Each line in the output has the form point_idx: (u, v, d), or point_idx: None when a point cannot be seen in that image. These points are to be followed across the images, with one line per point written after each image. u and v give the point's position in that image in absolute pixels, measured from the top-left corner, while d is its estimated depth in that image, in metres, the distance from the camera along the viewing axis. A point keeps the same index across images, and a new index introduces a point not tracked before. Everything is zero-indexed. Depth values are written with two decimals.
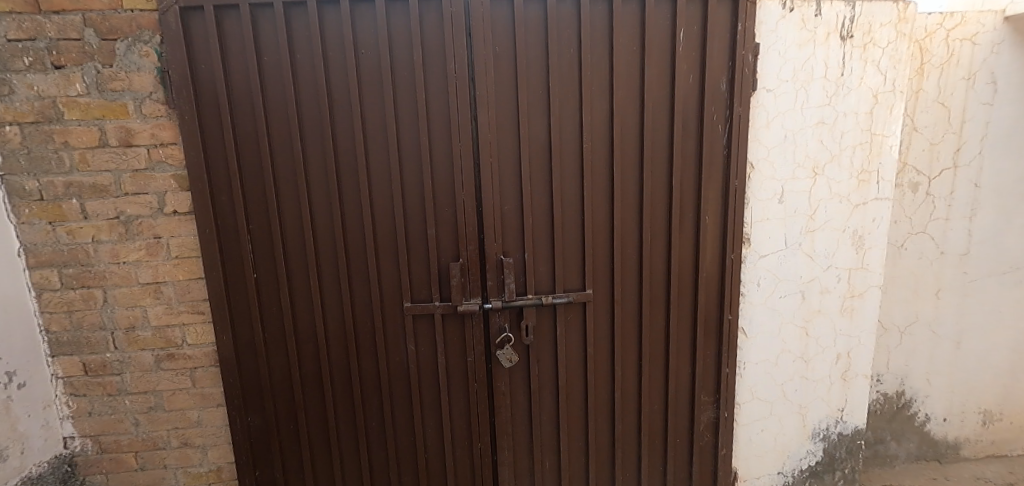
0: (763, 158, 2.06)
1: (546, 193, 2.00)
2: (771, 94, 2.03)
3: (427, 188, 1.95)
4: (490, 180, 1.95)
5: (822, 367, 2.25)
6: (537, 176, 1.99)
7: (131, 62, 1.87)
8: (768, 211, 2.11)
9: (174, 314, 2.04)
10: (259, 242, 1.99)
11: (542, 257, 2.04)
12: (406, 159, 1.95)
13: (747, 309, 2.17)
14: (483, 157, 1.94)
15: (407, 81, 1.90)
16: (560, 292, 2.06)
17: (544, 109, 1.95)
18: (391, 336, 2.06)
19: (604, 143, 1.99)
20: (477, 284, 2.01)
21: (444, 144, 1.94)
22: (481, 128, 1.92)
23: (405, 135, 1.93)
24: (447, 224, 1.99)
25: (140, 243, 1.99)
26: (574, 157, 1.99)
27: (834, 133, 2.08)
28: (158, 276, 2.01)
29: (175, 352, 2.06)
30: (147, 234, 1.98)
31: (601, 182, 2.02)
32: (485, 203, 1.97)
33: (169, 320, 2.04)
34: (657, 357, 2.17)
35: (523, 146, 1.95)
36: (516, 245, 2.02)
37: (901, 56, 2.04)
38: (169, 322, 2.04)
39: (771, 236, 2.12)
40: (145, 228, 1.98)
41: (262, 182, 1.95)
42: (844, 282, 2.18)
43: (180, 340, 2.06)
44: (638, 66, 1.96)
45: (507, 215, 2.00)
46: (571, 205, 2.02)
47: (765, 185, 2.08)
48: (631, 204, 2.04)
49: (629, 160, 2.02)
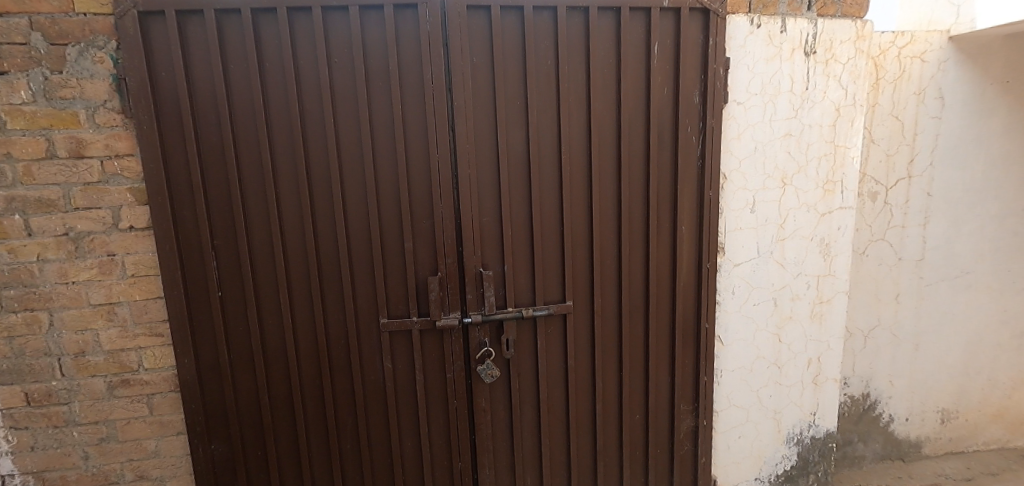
0: (735, 169, 2.11)
1: (525, 205, 1.98)
2: (741, 107, 2.08)
3: (405, 200, 1.90)
4: (469, 192, 1.92)
5: (795, 372, 2.30)
6: (516, 188, 1.97)
7: (84, 69, 1.76)
8: (741, 221, 2.15)
9: (130, 337, 1.90)
10: (224, 259, 1.89)
11: (522, 269, 2.02)
12: (382, 170, 1.89)
13: (722, 317, 2.20)
14: (462, 169, 1.90)
15: (383, 91, 1.85)
16: (540, 304, 2.03)
17: (522, 120, 1.94)
18: (366, 353, 1.98)
19: (582, 154, 1.99)
20: (456, 298, 1.96)
21: (421, 156, 1.90)
22: (459, 139, 1.89)
23: (381, 146, 1.88)
24: (425, 237, 1.94)
25: (92, 262, 1.85)
26: (552, 168, 1.98)
27: (801, 145, 2.15)
28: (112, 297, 1.88)
29: (131, 378, 1.92)
30: (100, 252, 1.85)
31: (580, 193, 2.01)
32: (464, 215, 1.93)
33: (124, 344, 1.91)
34: (637, 367, 2.17)
35: (502, 157, 1.93)
36: (495, 258, 1.99)
37: (860, 72, 2.13)
38: (124, 346, 1.91)
39: (744, 245, 2.17)
40: (98, 245, 1.85)
41: (228, 195, 1.85)
42: (813, 289, 2.25)
43: (137, 365, 1.92)
44: (614, 79, 1.98)
45: (486, 227, 1.96)
46: (550, 216, 2.01)
47: (737, 195, 2.13)
48: (609, 215, 2.05)
49: (607, 171, 2.02)
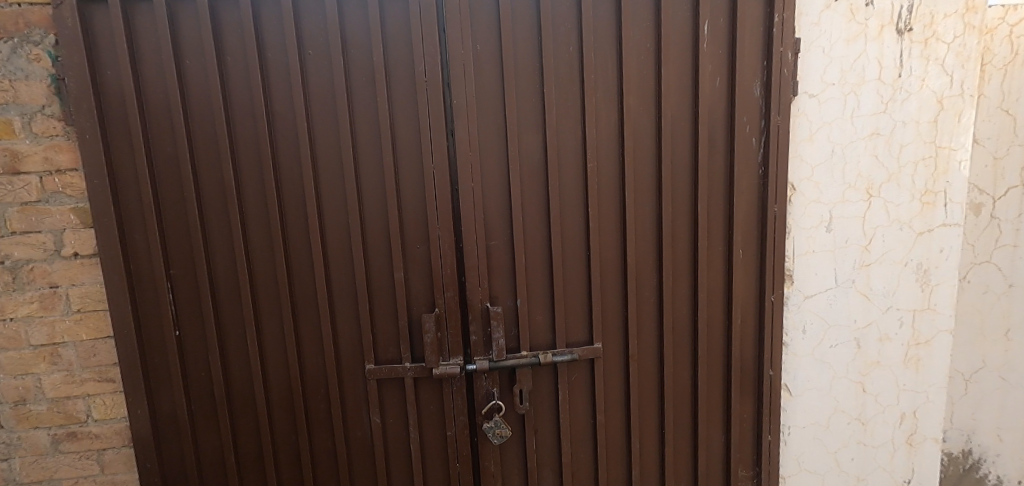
0: (806, 177, 1.70)
1: (543, 225, 1.62)
2: (814, 100, 1.66)
3: (393, 220, 1.55)
4: (473, 210, 1.56)
5: (883, 430, 1.84)
6: (531, 204, 1.60)
7: (18, 69, 1.49)
8: (814, 242, 1.73)
9: (76, 383, 1.62)
10: (182, 292, 1.59)
11: (539, 303, 1.65)
12: (367, 186, 1.56)
13: (790, 362, 1.78)
14: (463, 183, 1.55)
15: (367, 88, 1.52)
16: (562, 347, 1.65)
17: (539, 121, 1.58)
18: (350, 404, 1.65)
19: (613, 161, 1.61)
20: (458, 340, 1.60)
21: (415, 167, 1.55)
22: (460, 145, 1.54)
23: (365, 156, 1.55)
24: (420, 265, 1.59)
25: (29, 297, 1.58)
26: (576, 179, 1.61)
27: (891, 146, 1.71)
28: (54, 337, 1.60)
29: (79, 431, 1.64)
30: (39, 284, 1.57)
31: (611, 210, 1.63)
32: (467, 238, 1.57)
33: (71, 390, 1.62)
34: (683, 423, 1.76)
35: (513, 167, 1.56)
36: (506, 290, 1.62)
37: (969, 53, 1.67)
38: (71, 393, 1.62)
39: (818, 273, 1.74)
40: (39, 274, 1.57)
41: (185, 215, 1.55)
42: (907, 327, 1.79)
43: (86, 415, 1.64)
44: (653, 67, 1.59)
45: (496, 253, 1.60)
46: (574, 239, 1.63)
47: (808, 211, 1.71)
48: (647, 236, 1.66)
49: (645, 183, 1.63)
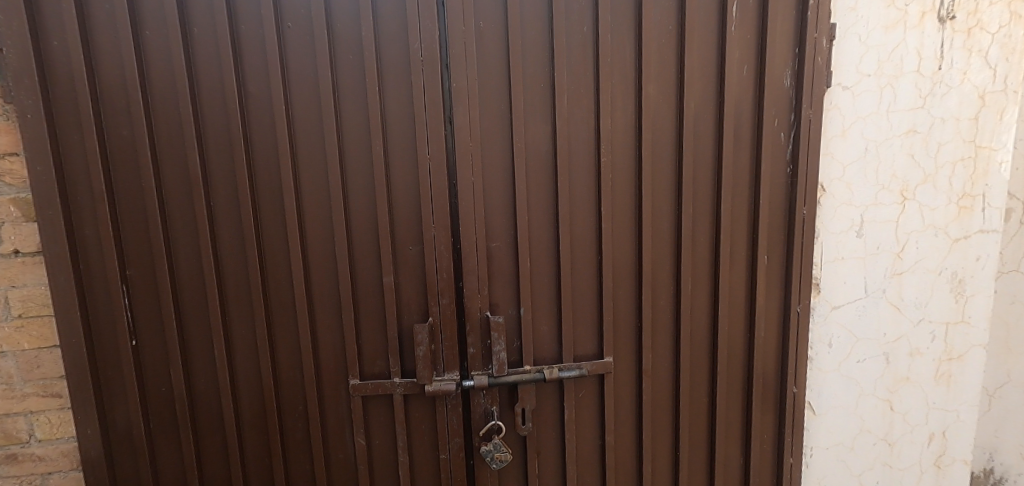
0: (837, 177, 1.55)
1: (550, 226, 1.45)
2: (848, 93, 1.52)
3: (382, 218, 1.38)
4: (472, 207, 1.39)
5: (911, 451, 1.71)
6: (537, 202, 1.44)
7: None
8: (844, 248, 1.59)
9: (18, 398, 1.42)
10: (140, 296, 1.39)
11: (544, 312, 1.48)
12: (353, 178, 1.38)
13: (815, 378, 1.64)
14: (462, 177, 1.38)
15: (354, 68, 1.34)
16: (569, 362, 1.49)
17: (548, 109, 1.41)
18: (332, 424, 1.47)
19: (629, 155, 1.45)
20: (454, 354, 1.43)
21: (408, 158, 1.38)
22: (459, 134, 1.37)
23: (351, 144, 1.37)
24: (412, 269, 1.42)
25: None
26: (588, 175, 1.45)
27: (929, 145, 1.57)
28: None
29: (20, 454, 1.44)
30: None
31: (625, 209, 1.47)
32: (465, 239, 1.40)
33: (9, 407, 1.42)
34: (699, 444, 1.61)
35: (518, 160, 1.40)
36: (508, 298, 1.46)
37: (1015, 45, 1.54)
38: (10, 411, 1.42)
39: (847, 281, 1.60)
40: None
41: (144, 209, 1.36)
42: (939, 341, 1.66)
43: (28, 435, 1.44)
44: (675, 51, 1.43)
45: (497, 256, 1.44)
46: (584, 242, 1.47)
47: (839, 214, 1.57)
48: (665, 240, 1.50)
49: (663, 181, 1.48)
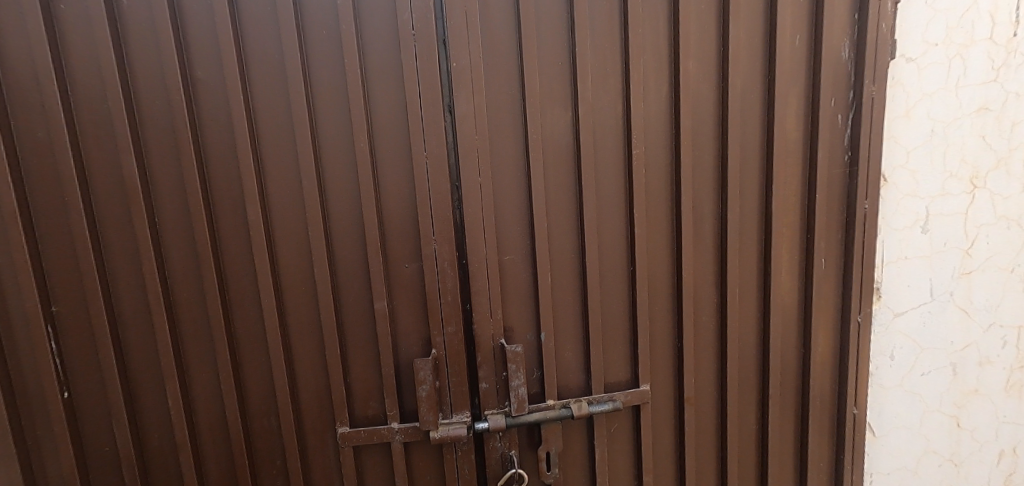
0: (900, 164, 1.33)
1: (573, 233, 1.22)
2: (913, 66, 1.30)
3: (371, 231, 1.12)
4: (480, 214, 1.15)
5: (979, 471, 1.51)
6: (557, 205, 1.20)
7: None
8: (908, 246, 1.37)
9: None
10: (71, 337, 1.12)
11: (568, 335, 1.25)
12: (333, 183, 1.12)
13: (875, 396, 1.43)
14: (468, 178, 1.14)
15: (330, 46, 1.09)
16: (599, 393, 1.26)
17: (568, 92, 1.17)
18: (319, 480, 1.22)
19: (664, 145, 1.22)
20: (463, 391, 1.19)
21: (399, 156, 1.13)
22: (462, 126, 1.12)
23: (328, 141, 1.11)
24: (410, 292, 1.17)
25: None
26: (616, 171, 1.21)
27: (1003, 124, 1.35)
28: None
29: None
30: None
31: (661, 210, 1.24)
32: (473, 253, 1.16)
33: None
34: (747, 476, 1.40)
35: (534, 155, 1.15)
36: (525, 320, 1.22)
37: None
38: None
39: (911, 284, 1.39)
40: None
41: (69, 229, 1.08)
42: (1012, 347, 1.46)
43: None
44: (715, 20, 1.20)
45: (511, 271, 1.20)
46: (614, 250, 1.24)
47: (903, 207, 1.35)
48: (707, 244, 1.27)
49: (705, 175, 1.24)
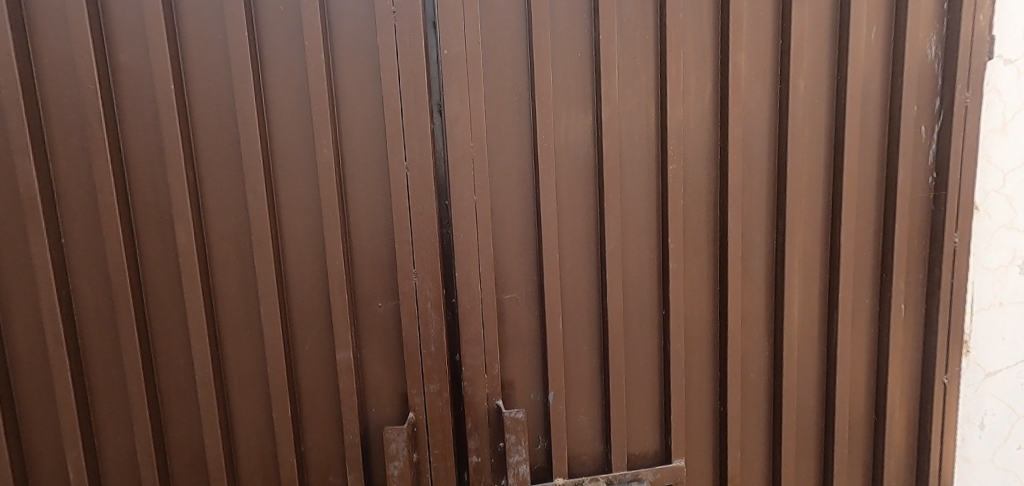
0: (993, 189, 1.07)
1: (592, 267, 0.97)
2: (1012, 68, 1.03)
3: (334, 261, 0.88)
4: (475, 243, 0.91)
5: None
6: (572, 232, 0.96)
7: None
8: (1004, 290, 1.10)
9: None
10: None
11: (582, 395, 1.00)
12: (288, 200, 0.88)
13: (961, 473, 1.16)
14: (460, 197, 0.90)
15: (288, 25, 0.85)
16: (620, 469, 1.00)
17: (588, 91, 0.94)
18: None
19: (707, 160, 0.98)
20: (448, 467, 0.94)
21: (374, 166, 0.89)
22: (454, 130, 0.89)
23: (282, 145, 0.87)
24: (383, 338, 0.92)
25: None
26: (648, 192, 0.97)
27: None
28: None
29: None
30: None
31: (701, 241, 0.99)
32: (464, 291, 0.92)
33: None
34: None
35: (543, 168, 0.91)
36: (529, 375, 0.98)
37: None
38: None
39: (1008, 337, 1.11)
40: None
41: None
42: None
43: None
44: (772, 6, 0.96)
45: (512, 313, 0.96)
46: (641, 289, 0.99)
47: (998, 242, 1.08)
48: (759, 284, 1.02)
49: (758, 198, 1.00)
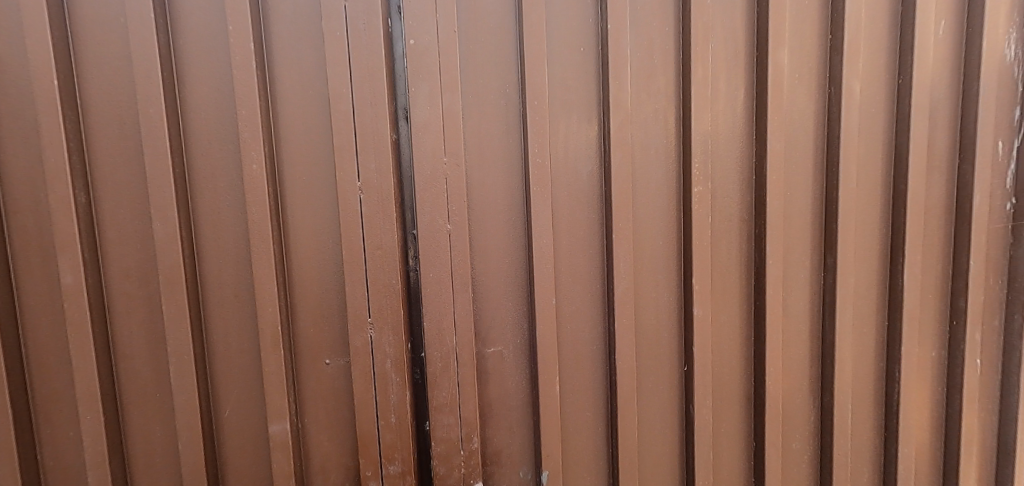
0: None
1: (596, 314, 0.78)
2: None
3: (267, 309, 0.69)
4: (450, 284, 0.72)
5: None
6: (571, 270, 0.76)
7: None
8: None
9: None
10: None
11: (583, 473, 0.80)
12: (209, 229, 0.68)
13: None
14: (431, 226, 0.71)
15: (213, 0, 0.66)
16: None
17: (592, 94, 0.75)
18: None
19: (738, 180, 0.79)
20: None
21: (320, 187, 0.69)
22: (423, 141, 0.70)
23: (202, 157, 0.67)
24: (330, 406, 0.73)
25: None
26: (668, 221, 0.78)
27: None
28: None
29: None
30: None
31: (732, 282, 0.80)
32: (435, 345, 0.73)
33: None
34: None
35: (537, 192, 0.73)
36: (518, 447, 0.78)
37: None
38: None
39: None
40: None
41: None
42: None
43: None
44: None
45: (496, 371, 0.76)
46: (659, 340, 0.80)
47: None
48: (802, 334, 0.83)
49: (802, 229, 0.80)
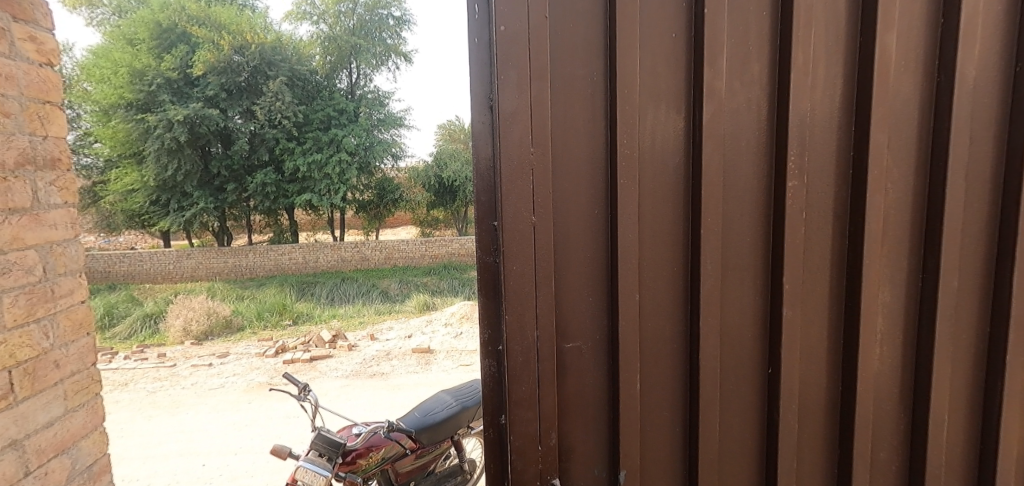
0: None
1: (678, 311, 0.75)
2: None
3: None
4: (533, 277, 0.70)
5: None
6: (654, 266, 0.74)
7: None
8: None
9: (91, 384, 1.44)
10: None
11: (659, 473, 0.78)
12: None
13: None
14: (514, 217, 0.69)
15: None
16: None
17: (682, 84, 0.72)
18: None
19: (838, 175, 0.75)
20: None
21: None
22: (508, 129, 0.68)
23: None
24: None
25: (11, 275, 1.22)
26: (756, 217, 0.74)
27: None
28: (78, 329, 1.41)
29: (48, 469, 1.30)
30: (6, 260, 1.21)
31: (824, 283, 0.76)
32: (515, 339, 0.71)
33: (82, 398, 1.41)
34: None
35: (625, 184, 0.71)
36: (593, 444, 0.76)
37: None
38: (29, 430, 1.25)
39: None
40: (69, 241, 1.40)
41: None
42: None
43: (104, 422, 1.48)
44: None
45: (574, 367, 0.74)
46: (744, 341, 0.77)
47: None
48: (895, 340, 0.78)
49: (900, 228, 0.76)
